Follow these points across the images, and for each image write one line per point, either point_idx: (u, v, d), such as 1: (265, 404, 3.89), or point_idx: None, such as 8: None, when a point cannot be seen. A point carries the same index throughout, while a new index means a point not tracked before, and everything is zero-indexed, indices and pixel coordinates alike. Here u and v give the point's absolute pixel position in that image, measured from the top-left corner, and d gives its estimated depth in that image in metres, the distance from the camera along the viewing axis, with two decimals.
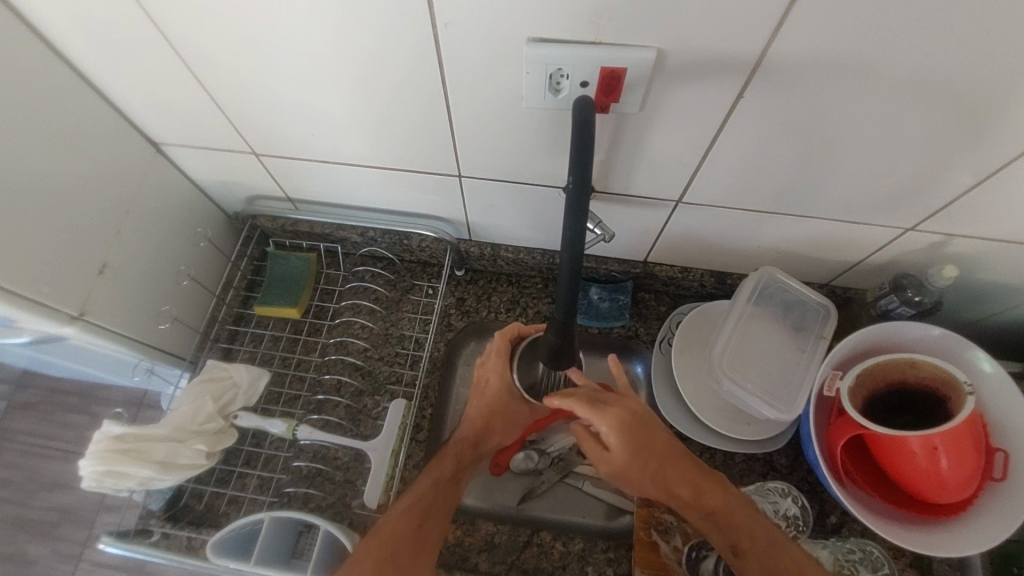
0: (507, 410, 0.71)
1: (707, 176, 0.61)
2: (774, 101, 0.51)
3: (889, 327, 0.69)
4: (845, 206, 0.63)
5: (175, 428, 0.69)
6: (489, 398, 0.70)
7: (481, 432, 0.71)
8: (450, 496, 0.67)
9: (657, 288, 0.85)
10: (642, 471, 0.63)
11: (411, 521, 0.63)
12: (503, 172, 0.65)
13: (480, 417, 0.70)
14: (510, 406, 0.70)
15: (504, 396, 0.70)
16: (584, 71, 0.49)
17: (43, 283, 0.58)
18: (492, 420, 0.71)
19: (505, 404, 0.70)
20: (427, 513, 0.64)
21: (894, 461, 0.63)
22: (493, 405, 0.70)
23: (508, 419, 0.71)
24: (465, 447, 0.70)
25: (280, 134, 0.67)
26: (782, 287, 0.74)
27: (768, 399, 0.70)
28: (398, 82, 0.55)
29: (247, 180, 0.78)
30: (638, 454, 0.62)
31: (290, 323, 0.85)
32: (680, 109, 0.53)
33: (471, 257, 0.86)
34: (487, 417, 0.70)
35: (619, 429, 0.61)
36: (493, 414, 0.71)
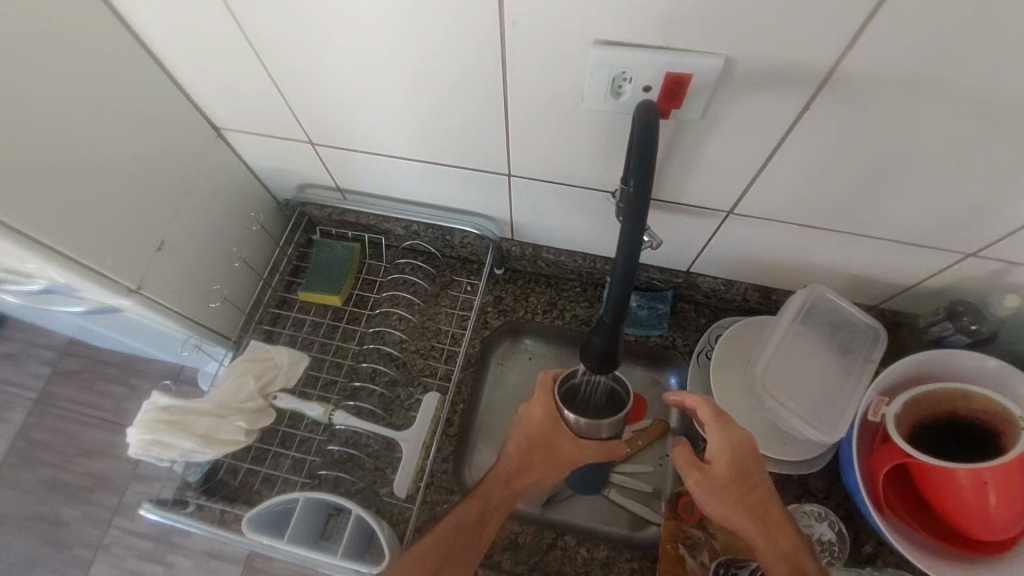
0: (549, 445, 0.66)
1: (762, 188, 0.60)
2: (841, 115, 0.50)
3: (941, 355, 0.67)
4: (905, 226, 0.61)
5: (218, 403, 0.71)
6: (530, 430, 0.66)
7: (519, 468, 0.66)
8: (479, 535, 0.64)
9: (697, 299, 0.84)
10: (737, 492, 0.62)
11: (447, 541, 0.62)
12: (553, 172, 0.65)
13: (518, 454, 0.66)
14: (554, 439, 0.66)
15: (547, 429, 0.66)
16: (648, 76, 0.48)
17: (107, 255, 0.61)
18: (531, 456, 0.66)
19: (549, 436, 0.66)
20: (450, 552, 0.61)
21: (939, 493, 0.61)
22: (535, 435, 0.66)
23: (549, 455, 0.67)
24: (498, 484, 0.65)
25: (337, 125, 0.68)
26: (831, 307, 0.72)
27: (810, 420, 0.69)
28: (458, 78, 0.56)
29: (301, 168, 0.80)
30: (740, 473, 0.62)
31: (330, 310, 0.87)
32: (741, 118, 0.52)
33: (512, 256, 0.86)
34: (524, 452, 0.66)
35: (731, 444, 0.61)
36: (534, 449, 0.66)
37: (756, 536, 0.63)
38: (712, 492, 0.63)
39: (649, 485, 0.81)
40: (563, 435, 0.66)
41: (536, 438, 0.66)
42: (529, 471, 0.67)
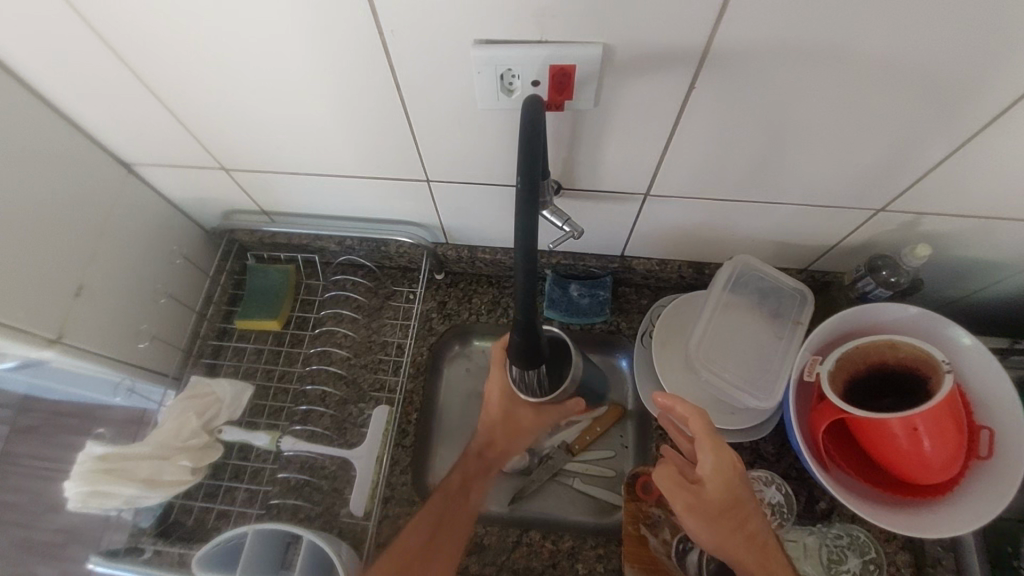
0: (509, 417, 0.70)
1: (671, 169, 0.61)
2: (727, 88, 0.51)
3: (866, 309, 0.69)
4: (814, 189, 0.63)
5: (158, 445, 0.69)
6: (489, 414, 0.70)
7: (486, 436, 0.71)
8: (461, 505, 0.67)
9: (636, 282, 0.85)
10: (732, 519, 0.61)
11: (439, 512, 0.65)
12: (471, 175, 0.65)
13: (490, 427, 0.71)
14: (511, 411, 0.70)
15: (505, 404, 0.70)
16: (534, 70, 0.48)
17: (18, 309, 0.59)
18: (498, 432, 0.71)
19: (508, 410, 0.70)
20: (439, 523, 0.64)
21: (877, 444, 0.63)
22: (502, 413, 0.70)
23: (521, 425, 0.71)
24: (475, 458, 0.70)
25: (246, 149, 0.67)
26: (758, 274, 0.74)
27: (748, 388, 0.70)
28: (355, 90, 0.55)
29: (223, 197, 0.79)
30: (737, 500, 0.61)
31: (272, 335, 0.86)
32: (634, 102, 0.53)
33: (449, 260, 0.86)
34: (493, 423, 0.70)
35: (723, 463, 0.61)
36: (497, 425, 0.71)
37: (751, 567, 0.59)
38: (705, 518, 0.62)
39: (611, 469, 0.82)
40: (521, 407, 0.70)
41: (498, 415, 0.70)
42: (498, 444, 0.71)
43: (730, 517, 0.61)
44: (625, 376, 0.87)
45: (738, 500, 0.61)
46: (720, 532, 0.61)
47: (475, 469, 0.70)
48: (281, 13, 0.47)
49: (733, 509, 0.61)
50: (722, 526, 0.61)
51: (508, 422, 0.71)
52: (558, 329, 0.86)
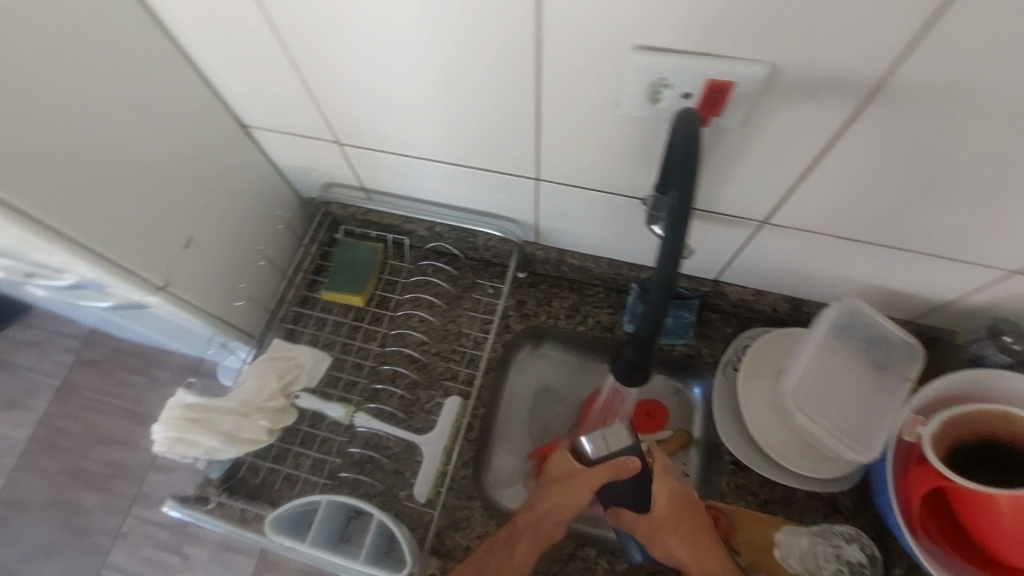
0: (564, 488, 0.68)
1: (799, 200, 0.59)
2: (889, 126, 0.48)
3: (979, 375, 0.65)
4: (951, 242, 0.59)
5: (241, 402, 0.71)
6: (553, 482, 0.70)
7: (545, 511, 0.69)
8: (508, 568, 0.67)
9: (724, 308, 0.83)
10: (671, 529, 0.68)
11: (479, 561, 0.68)
12: (585, 179, 0.64)
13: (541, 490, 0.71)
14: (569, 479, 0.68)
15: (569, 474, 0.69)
16: (690, 83, 0.47)
17: (136, 253, 0.61)
18: (553, 500, 0.69)
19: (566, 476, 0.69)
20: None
21: (980, 520, 0.58)
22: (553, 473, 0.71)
23: (568, 495, 0.68)
24: (526, 523, 0.70)
25: (363, 124, 0.67)
26: (867, 322, 0.68)
27: (842, 440, 0.66)
28: (491, 80, 0.54)
29: (328, 169, 0.80)
30: (677, 514, 0.69)
31: (352, 310, 0.87)
32: (783, 128, 0.50)
33: (535, 260, 0.86)
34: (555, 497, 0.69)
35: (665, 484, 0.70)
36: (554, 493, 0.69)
37: (689, 562, 0.68)
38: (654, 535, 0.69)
39: None
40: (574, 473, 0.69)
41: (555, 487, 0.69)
42: (549, 506, 0.69)
43: (673, 528, 0.68)
44: (696, 405, 0.85)
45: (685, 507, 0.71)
46: (667, 541, 0.68)
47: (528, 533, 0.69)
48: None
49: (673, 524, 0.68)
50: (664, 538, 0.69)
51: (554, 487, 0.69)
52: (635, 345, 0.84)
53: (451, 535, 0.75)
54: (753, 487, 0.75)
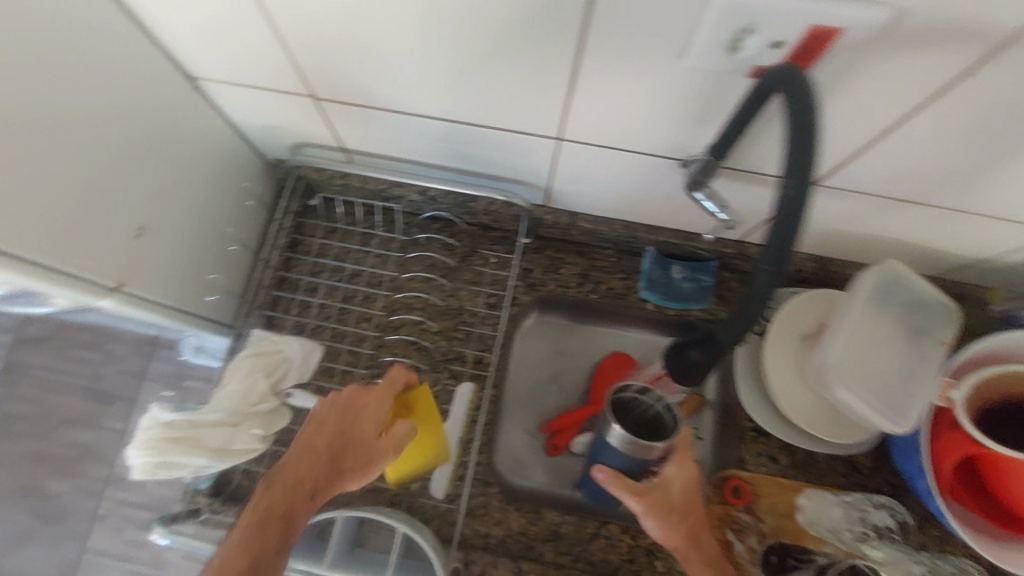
0: (342, 429, 0.58)
1: (862, 164, 0.52)
2: (1005, 86, 0.40)
3: (1013, 339, 0.63)
4: (1014, 208, 0.54)
5: (230, 411, 0.62)
6: (334, 420, 0.58)
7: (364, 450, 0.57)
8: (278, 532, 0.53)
9: (743, 269, 0.79)
10: (681, 515, 0.62)
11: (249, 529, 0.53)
12: (617, 139, 0.55)
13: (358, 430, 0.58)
14: (346, 430, 0.58)
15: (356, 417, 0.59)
16: (784, 31, 0.38)
17: (75, 255, 0.48)
18: (340, 441, 0.57)
19: (348, 421, 0.58)
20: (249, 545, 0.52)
21: (1007, 479, 0.59)
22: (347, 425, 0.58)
23: (344, 451, 0.57)
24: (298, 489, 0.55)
25: (348, 76, 0.55)
26: (907, 287, 0.64)
27: (882, 410, 0.61)
28: (518, 21, 0.43)
29: (299, 127, 0.67)
30: (688, 501, 0.63)
31: (340, 291, 0.77)
32: (873, 84, 0.42)
33: (542, 225, 0.78)
34: (335, 445, 0.57)
35: (687, 475, 0.62)
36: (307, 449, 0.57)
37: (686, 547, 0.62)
38: (661, 515, 0.62)
39: None
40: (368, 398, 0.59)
41: (342, 429, 0.58)
42: (364, 459, 0.57)
43: (679, 513, 0.62)
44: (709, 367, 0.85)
45: (698, 491, 0.63)
46: (672, 526, 0.62)
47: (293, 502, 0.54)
48: None
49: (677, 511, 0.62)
50: (672, 520, 0.62)
51: (339, 449, 0.57)
52: (650, 312, 0.80)
53: (470, 525, 0.72)
54: (773, 453, 0.74)
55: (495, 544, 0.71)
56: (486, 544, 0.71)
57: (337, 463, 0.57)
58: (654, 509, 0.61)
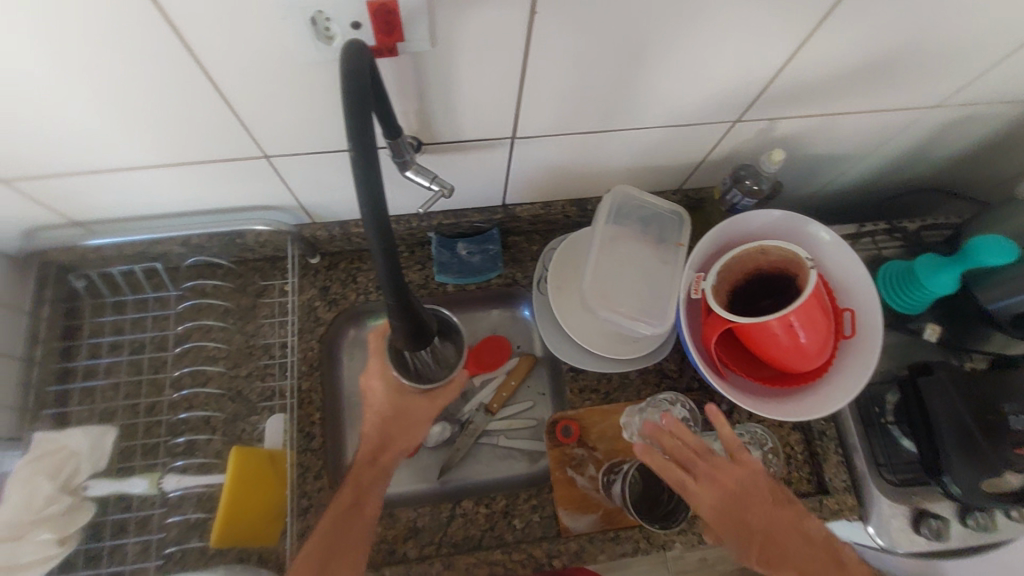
0: (400, 412, 0.63)
1: (532, 108, 0.57)
2: (574, 12, 0.46)
3: (736, 221, 0.71)
4: (677, 110, 0.61)
5: (8, 526, 0.60)
6: (380, 406, 0.63)
7: (378, 437, 0.64)
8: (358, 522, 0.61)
9: (524, 229, 0.84)
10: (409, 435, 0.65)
11: (328, 535, 0.59)
12: (317, 142, 0.57)
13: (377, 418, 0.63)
14: (403, 407, 0.63)
15: (392, 397, 0.62)
16: (351, 10, 0.41)
17: None
18: (385, 429, 0.64)
19: (398, 406, 0.63)
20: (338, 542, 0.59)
21: (762, 344, 0.65)
22: (383, 409, 0.63)
23: (401, 424, 0.64)
24: (365, 468, 0.63)
25: (17, 149, 0.53)
26: (636, 204, 0.75)
27: (641, 316, 0.71)
28: (131, 53, 0.44)
29: (13, 214, 0.64)
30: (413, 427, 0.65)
31: (129, 365, 0.74)
32: (473, 37, 0.47)
33: (320, 241, 0.78)
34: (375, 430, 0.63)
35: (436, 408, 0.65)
36: (389, 422, 0.63)
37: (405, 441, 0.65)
38: (390, 442, 0.64)
39: (534, 418, 0.82)
40: (408, 398, 0.63)
41: (388, 410, 0.63)
42: (391, 444, 0.64)
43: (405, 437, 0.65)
44: (531, 325, 0.87)
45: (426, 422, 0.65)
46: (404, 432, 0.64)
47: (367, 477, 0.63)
48: None
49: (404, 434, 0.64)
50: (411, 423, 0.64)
51: (391, 423, 0.64)
52: (452, 293, 0.83)
53: None
54: (593, 384, 0.79)
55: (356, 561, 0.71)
56: None
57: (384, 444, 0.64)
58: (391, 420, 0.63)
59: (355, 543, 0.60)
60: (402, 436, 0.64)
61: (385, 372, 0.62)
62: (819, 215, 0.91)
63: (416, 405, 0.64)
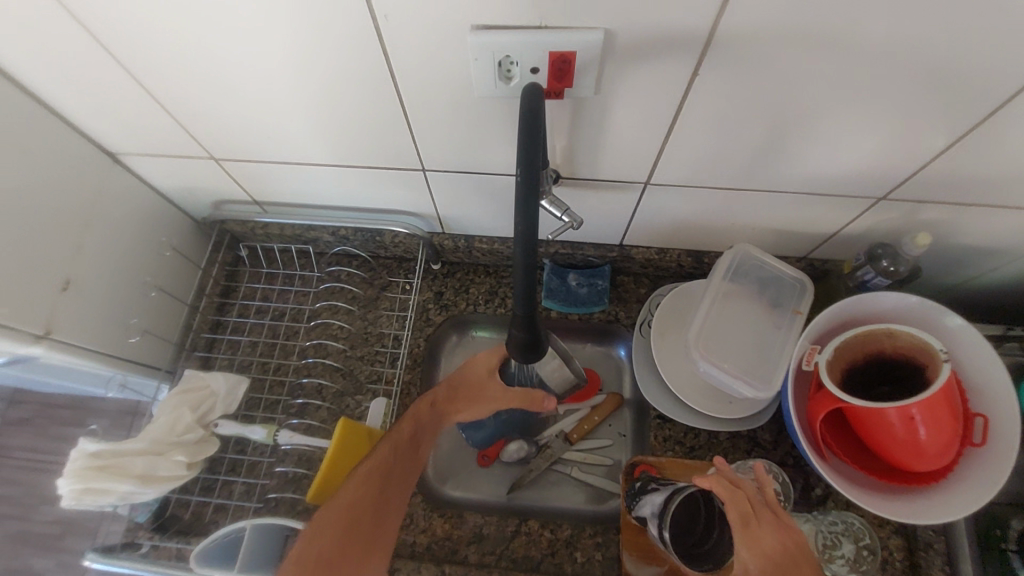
0: (480, 386, 0.71)
1: (672, 157, 0.60)
2: (733, 75, 0.49)
3: (864, 298, 0.69)
4: (817, 178, 0.61)
5: (153, 441, 0.70)
6: (473, 372, 0.70)
7: (451, 396, 0.70)
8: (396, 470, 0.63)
9: (635, 271, 0.86)
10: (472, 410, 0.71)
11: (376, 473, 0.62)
12: (469, 161, 0.64)
13: (463, 383, 0.70)
14: (484, 385, 0.71)
15: (484, 370, 0.71)
16: (534, 57, 0.47)
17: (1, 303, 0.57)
18: (459, 395, 0.70)
19: (484, 381, 0.71)
20: (369, 509, 0.60)
21: (873, 432, 0.61)
22: (470, 374, 0.70)
23: (474, 396, 0.71)
24: (423, 413, 0.68)
25: (235, 135, 0.64)
26: (757, 264, 0.74)
27: (746, 377, 0.70)
28: (342, 69, 0.52)
29: (212, 187, 0.77)
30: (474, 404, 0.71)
31: (266, 328, 0.85)
32: (633, 89, 0.51)
33: (446, 250, 0.85)
34: (451, 387, 0.70)
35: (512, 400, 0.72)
36: (466, 386, 0.71)
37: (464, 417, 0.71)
38: (455, 407, 0.70)
39: (610, 458, 0.82)
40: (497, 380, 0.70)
41: (474, 378, 0.71)
42: (455, 406, 0.70)
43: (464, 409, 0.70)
44: (624, 365, 0.87)
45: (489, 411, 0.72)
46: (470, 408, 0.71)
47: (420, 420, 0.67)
48: None
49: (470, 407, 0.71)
50: (476, 402, 0.71)
51: (471, 393, 0.71)
52: (555, 319, 0.86)
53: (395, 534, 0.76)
54: (678, 437, 0.78)
55: (422, 551, 0.75)
56: (410, 551, 0.74)
57: (449, 401, 0.70)
58: (461, 388, 0.70)
59: (407, 471, 0.64)
60: (469, 410, 0.71)
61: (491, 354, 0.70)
62: (959, 310, 0.84)
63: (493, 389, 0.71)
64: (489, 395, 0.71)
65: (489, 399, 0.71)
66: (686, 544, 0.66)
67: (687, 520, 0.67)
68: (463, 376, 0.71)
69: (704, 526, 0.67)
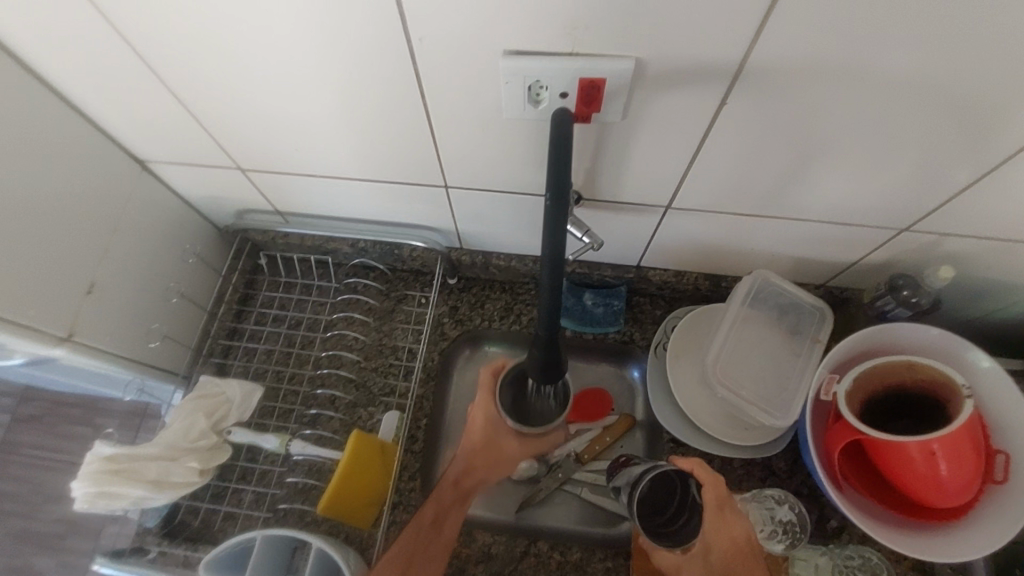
0: (493, 447, 0.67)
1: (695, 182, 0.60)
2: (761, 105, 0.49)
3: (883, 329, 0.68)
4: (839, 208, 0.61)
5: (167, 446, 0.70)
6: (474, 437, 0.67)
7: (465, 467, 0.67)
8: (433, 541, 0.64)
9: (651, 292, 0.86)
10: (492, 470, 0.68)
11: (409, 551, 0.62)
12: (492, 180, 0.64)
13: (471, 451, 0.67)
14: (496, 443, 0.67)
15: (488, 433, 0.66)
16: (564, 82, 0.48)
17: (28, 306, 0.58)
18: (476, 460, 0.67)
19: (490, 441, 0.67)
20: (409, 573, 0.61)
21: (893, 466, 0.61)
22: (478, 441, 0.67)
23: (493, 456, 0.68)
24: (445, 490, 0.66)
25: (264, 147, 0.66)
26: (777, 290, 0.74)
27: (763, 404, 0.70)
28: (372, 85, 0.53)
29: (237, 196, 0.78)
30: (496, 464, 0.68)
31: (282, 337, 0.85)
32: (660, 115, 0.52)
33: (463, 265, 0.86)
34: (465, 456, 0.67)
35: (521, 448, 0.68)
36: (478, 453, 0.67)
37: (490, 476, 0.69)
38: (479, 472, 0.68)
39: None
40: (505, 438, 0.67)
41: (480, 441, 0.67)
42: (475, 472, 0.67)
43: (491, 472, 0.68)
44: (636, 387, 0.85)
45: (511, 462, 0.69)
46: (490, 470, 0.68)
47: (444, 496, 0.66)
48: (296, 6, 0.46)
49: (488, 470, 0.68)
50: (491, 461, 0.68)
51: (488, 455, 0.67)
52: (569, 338, 0.86)
53: None
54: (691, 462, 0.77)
55: None
56: None
57: (471, 468, 0.67)
58: (473, 455, 0.67)
59: (433, 556, 0.63)
60: (490, 472, 0.68)
61: (488, 408, 0.65)
62: (979, 344, 0.83)
63: (508, 444, 0.68)
64: (505, 452, 0.68)
65: (507, 455, 0.69)
66: (653, 521, 0.58)
67: (662, 500, 0.59)
68: (469, 446, 0.67)
69: (676, 508, 0.59)
